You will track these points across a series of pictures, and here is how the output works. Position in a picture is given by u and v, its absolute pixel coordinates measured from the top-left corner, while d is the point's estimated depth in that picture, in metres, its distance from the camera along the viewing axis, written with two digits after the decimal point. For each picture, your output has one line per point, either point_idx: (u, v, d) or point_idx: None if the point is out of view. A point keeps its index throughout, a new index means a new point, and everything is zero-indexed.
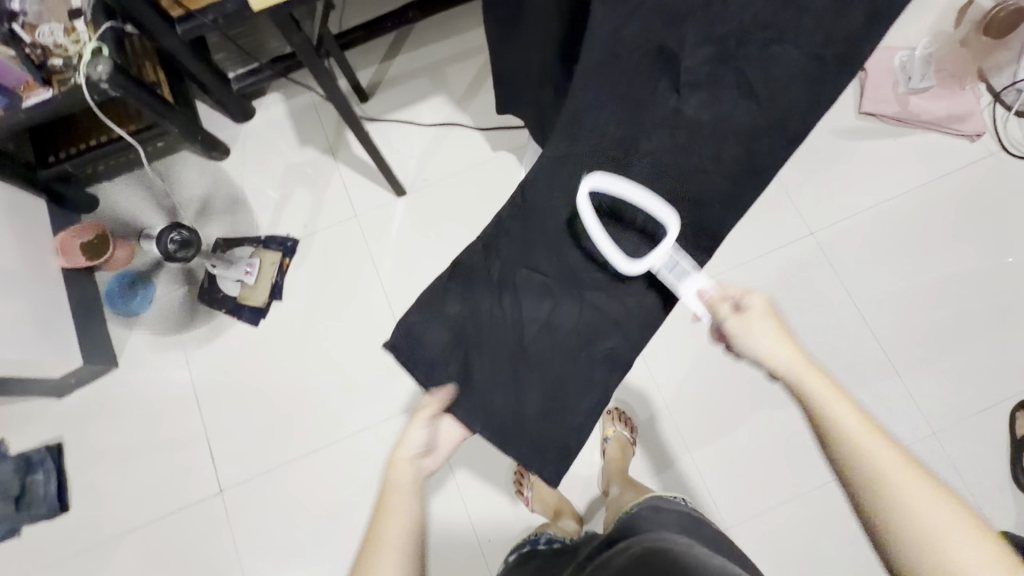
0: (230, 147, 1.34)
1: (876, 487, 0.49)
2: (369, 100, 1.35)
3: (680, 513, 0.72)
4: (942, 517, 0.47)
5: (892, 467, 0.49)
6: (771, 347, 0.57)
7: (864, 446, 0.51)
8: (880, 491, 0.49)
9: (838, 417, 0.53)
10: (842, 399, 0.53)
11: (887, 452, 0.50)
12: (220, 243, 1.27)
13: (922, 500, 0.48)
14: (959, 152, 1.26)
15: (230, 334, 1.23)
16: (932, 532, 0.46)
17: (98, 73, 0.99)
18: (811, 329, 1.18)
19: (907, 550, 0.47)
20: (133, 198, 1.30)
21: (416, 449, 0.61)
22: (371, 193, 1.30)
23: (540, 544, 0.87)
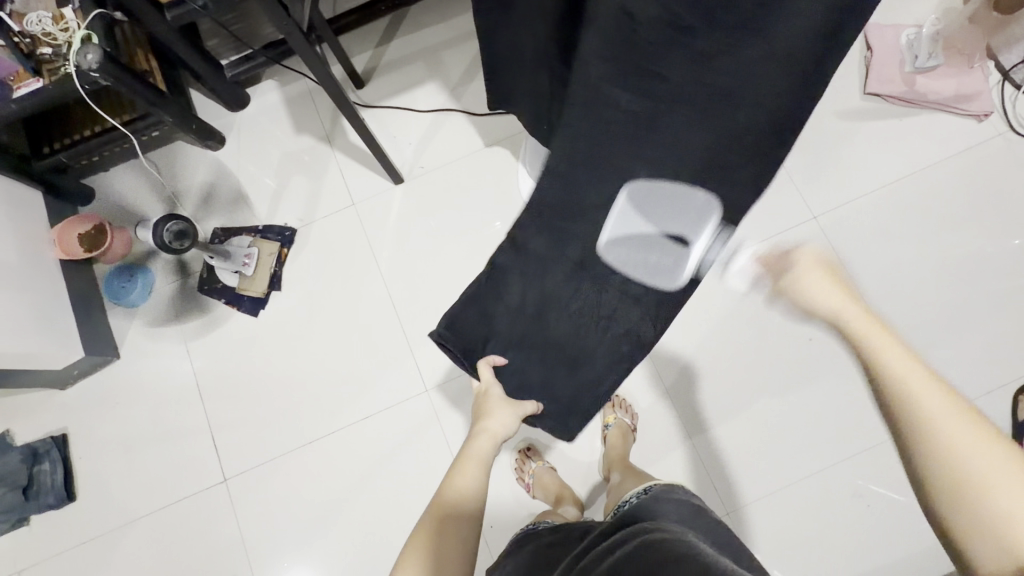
0: (225, 136, 1.33)
1: (979, 478, 0.47)
2: (365, 87, 1.33)
3: (682, 505, 0.72)
4: (978, 461, 0.47)
5: (939, 417, 0.50)
6: (827, 297, 0.63)
7: (960, 438, 0.49)
8: (982, 484, 0.47)
9: (934, 407, 0.51)
10: (904, 360, 0.55)
11: (938, 404, 0.51)
12: (218, 233, 1.27)
13: (967, 445, 0.48)
14: (967, 133, 1.24)
15: (230, 324, 1.24)
16: (978, 478, 0.47)
17: (89, 61, 0.97)
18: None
19: (958, 506, 0.48)
20: (129, 189, 1.29)
21: (494, 441, 0.81)
22: (368, 181, 1.29)
23: (537, 531, 0.86)
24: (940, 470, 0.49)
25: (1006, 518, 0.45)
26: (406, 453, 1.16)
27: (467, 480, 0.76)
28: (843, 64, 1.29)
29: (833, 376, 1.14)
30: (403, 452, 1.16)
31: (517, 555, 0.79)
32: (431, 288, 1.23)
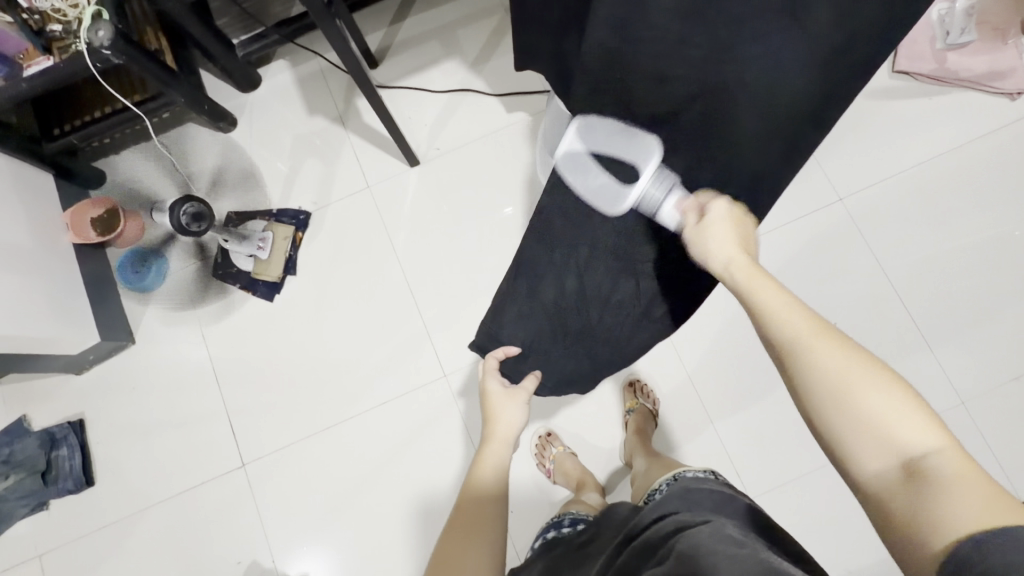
0: (237, 118, 1.30)
1: (834, 398, 0.46)
2: (379, 67, 1.30)
3: (715, 491, 0.70)
4: (880, 400, 0.45)
5: (844, 373, 0.46)
6: (721, 249, 0.58)
7: (861, 386, 0.45)
8: (837, 402, 0.46)
9: (801, 331, 0.50)
10: (776, 293, 0.53)
11: (836, 358, 0.47)
12: (230, 216, 1.25)
13: (858, 384, 0.45)
14: (998, 113, 1.20)
15: (246, 310, 1.22)
16: (855, 402, 0.45)
17: (100, 39, 0.95)
18: (838, 298, 1.15)
19: (861, 434, 0.44)
20: (141, 172, 1.27)
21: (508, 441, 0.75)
22: (383, 163, 1.26)
23: (565, 526, 0.87)
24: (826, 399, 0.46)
25: (936, 489, 0.40)
26: (425, 439, 1.15)
27: (486, 476, 0.70)
28: None
29: None
30: (422, 437, 1.15)
31: (549, 555, 0.78)
32: (449, 273, 1.21)
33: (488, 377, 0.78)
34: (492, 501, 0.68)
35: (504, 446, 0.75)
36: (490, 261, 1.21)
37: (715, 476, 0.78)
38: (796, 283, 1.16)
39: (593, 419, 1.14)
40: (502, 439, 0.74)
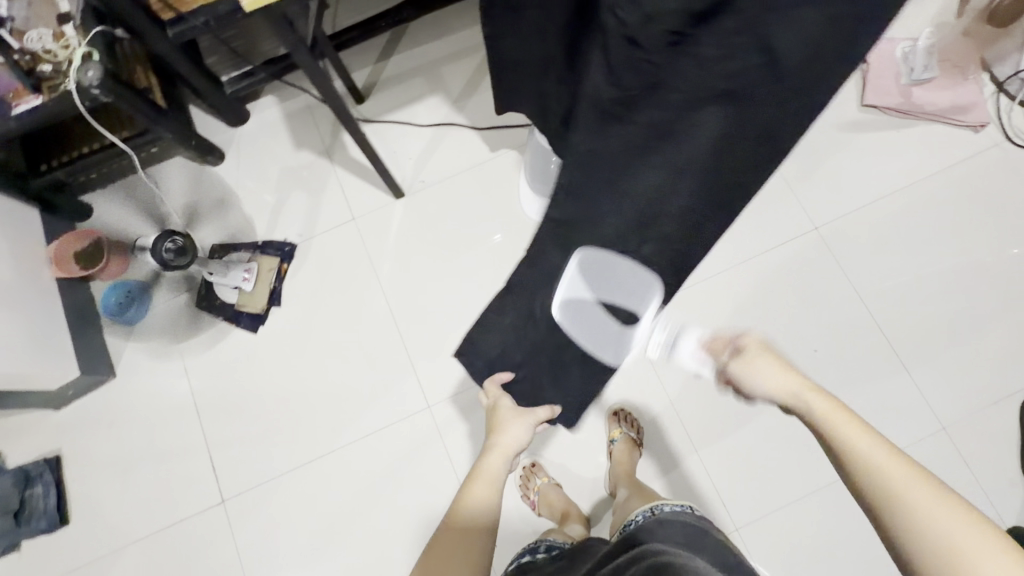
0: (225, 152, 1.33)
1: (902, 511, 0.49)
2: (365, 102, 1.33)
3: (685, 526, 0.70)
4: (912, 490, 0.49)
5: (884, 473, 0.52)
6: (773, 381, 0.65)
7: (911, 494, 0.49)
8: (904, 511, 0.49)
9: (857, 443, 0.55)
10: (831, 405, 0.60)
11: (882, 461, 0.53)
12: (216, 248, 1.25)
13: (905, 490, 0.50)
14: (963, 144, 1.25)
15: (230, 341, 1.22)
16: (914, 512, 0.48)
17: (89, 78, 0.97)
18: (817, 325, 1.17)
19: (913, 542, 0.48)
20: (127, 206, 1.28)
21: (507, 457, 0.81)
22: (370, 194, 1.28)
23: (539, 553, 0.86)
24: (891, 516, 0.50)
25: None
26: (408, 471, 1.14)
27: (480, 493, 0.75)
28: None
29: (837, 387, 1.14)
30: (406, 470, 1.14)
31: None
32: (434, 303, 1.22)
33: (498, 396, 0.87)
34: (486, 517, 0.72)
35: (502, 462, 0.81)
36: (474, 291, 1.22)
37: (691, 510, 0.78)
38: (774, 310, 1.18)
39: (578, 448, 1.14)
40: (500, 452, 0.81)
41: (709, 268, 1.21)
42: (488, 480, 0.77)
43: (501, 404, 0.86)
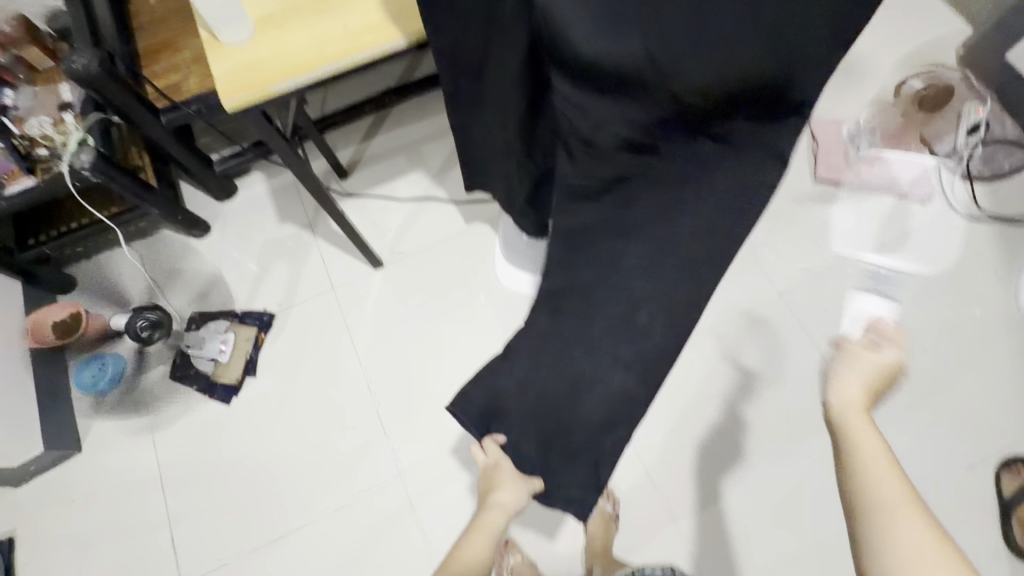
0: (210, 225, 1.37)
1: (885, 504, 0.56)
2: (348, 177, 1.40)
3: None
4: (907, 524, 0.54)
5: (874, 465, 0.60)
6: (847, 391, 0.68)
7: (885, 484, 0.58)
8: (889, 506, 0.56)
9: (866, 447, 0.62)
10: (860, 420, 0.65)
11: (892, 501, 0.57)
12: (195, 318, 1.27)
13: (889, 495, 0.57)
14: (910, 215, 1.33)
15: (201, 413, 1.21)
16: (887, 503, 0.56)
17: (82, 161, 1.03)
18: (786, 390, 1.19)
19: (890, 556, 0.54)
20: (109, 277, 1.30)
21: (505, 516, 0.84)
22: (350, 265, 1.32)
23: None
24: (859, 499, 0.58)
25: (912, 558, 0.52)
26: (378, 549, 1.10)
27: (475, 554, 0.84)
28: (793, 153, 1.40)
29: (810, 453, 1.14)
30: (376, 547, 1.10)
31: None
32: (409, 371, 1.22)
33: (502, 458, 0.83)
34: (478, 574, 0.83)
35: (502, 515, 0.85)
36: (449, 358, 1.23)
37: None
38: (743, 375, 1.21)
39: (554, 521, 1.11)
40: (499, 509, 0.84)
41: None
42: (484, 524, 0.85)
43: (502, 466, 0.83)
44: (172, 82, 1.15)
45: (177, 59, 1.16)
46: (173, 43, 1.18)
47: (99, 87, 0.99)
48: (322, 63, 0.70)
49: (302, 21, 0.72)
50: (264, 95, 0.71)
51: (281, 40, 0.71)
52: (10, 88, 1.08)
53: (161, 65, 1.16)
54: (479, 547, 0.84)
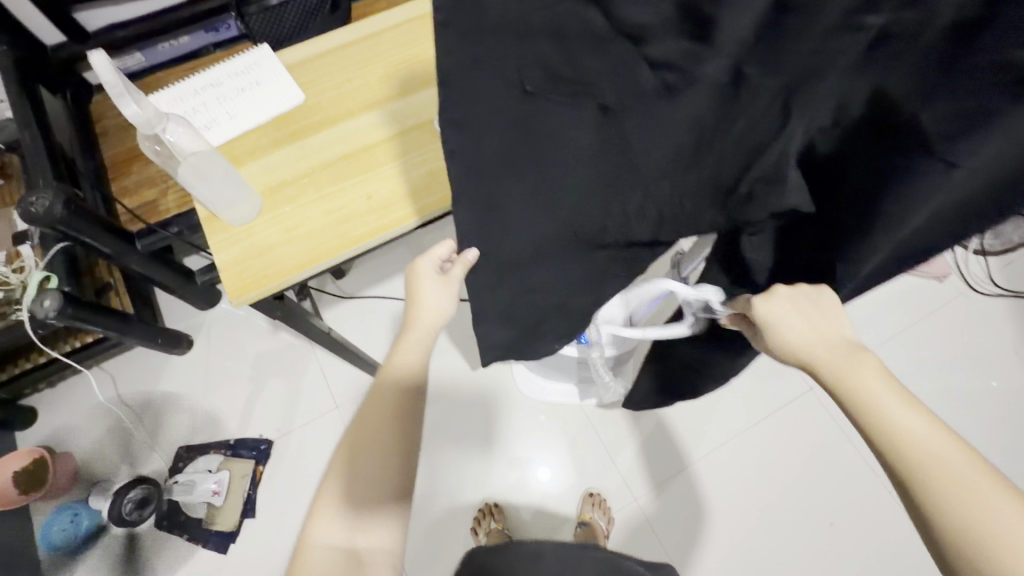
0: (193, 338, 1.23)
1: (911, 459, 0.38)
2: (345, 276, 1.26)
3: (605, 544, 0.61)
4: (922, 434, 0.38)
5: (882, 406, 0.40)
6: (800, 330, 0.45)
7: (905, 432, 0.39)
8: (916, 465, 0.37)
9: (870, 387, 0.41)
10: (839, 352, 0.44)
11: (874, 383, 0.41)
12: (130, 483, 1.08)
13: (905, 430, 0.39)
14: (930, 295, 1.31)
15: (192, 567, 1.06)
16: (911, 458, 0.38)
17: (45, 309, 0.87)
18: (841, 491, 1.08)
19: (914, 487, 0.37)
20: (78, 410, 1.16)
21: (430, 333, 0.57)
22: (351, 379, 1.20)
23: None
24: (903, 456, 0.38)
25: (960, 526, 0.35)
26: None
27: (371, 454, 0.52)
28: None
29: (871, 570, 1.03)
30: None
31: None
32: (425, 501, 1.11)
33: (420, 255, 0.56)
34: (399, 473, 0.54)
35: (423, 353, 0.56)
36: (470, 478, 1.12)
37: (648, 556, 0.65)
38: (794, 485, 1.09)
39: None
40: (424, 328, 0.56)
41: (719, 435, 1.13)
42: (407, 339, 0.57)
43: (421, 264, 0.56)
44: (147, 198, 1.03)
45: (150, 170, 1.04)
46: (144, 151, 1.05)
47: (65, 227, 0.86)
48: (342, 249, 0.61)
49: (318, 193, 0.62)
50: (282, 282, 0.60)
51: (294, 218, 0.62)
52: None
53: (133, 178, 1.04)
54: (383, 399, 0.54)
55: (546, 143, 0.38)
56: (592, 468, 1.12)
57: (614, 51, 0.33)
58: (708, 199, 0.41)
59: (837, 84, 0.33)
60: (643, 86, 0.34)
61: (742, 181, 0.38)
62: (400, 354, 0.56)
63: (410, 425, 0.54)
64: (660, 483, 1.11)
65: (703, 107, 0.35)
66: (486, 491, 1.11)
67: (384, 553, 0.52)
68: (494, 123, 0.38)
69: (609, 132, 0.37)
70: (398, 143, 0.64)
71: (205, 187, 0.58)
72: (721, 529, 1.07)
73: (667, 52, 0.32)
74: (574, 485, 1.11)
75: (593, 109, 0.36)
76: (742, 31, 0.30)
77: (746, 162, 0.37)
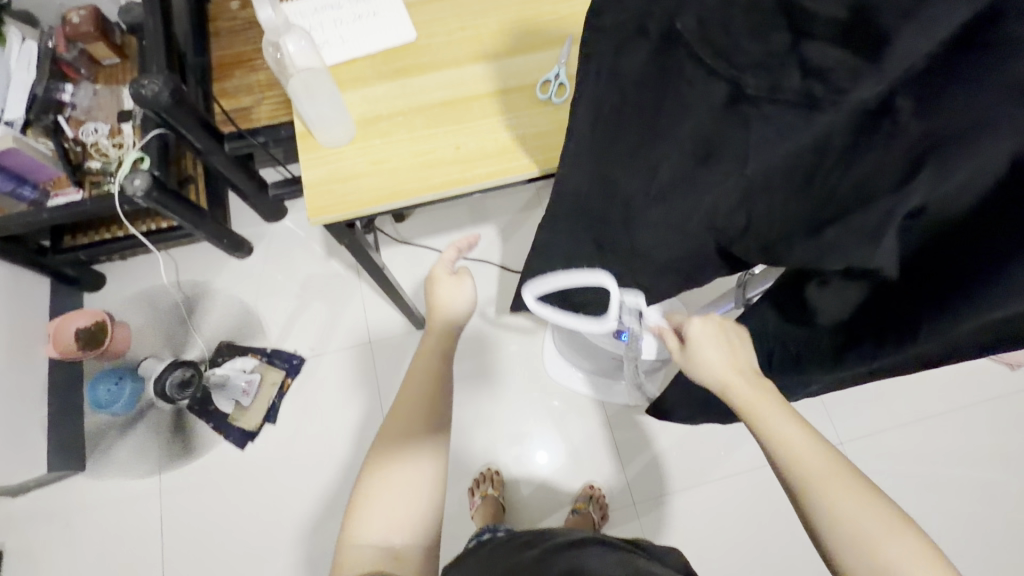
0: (253, 245, 1.29)
1: (822, 503, 0.43)
2: (403, 221, 1.28)
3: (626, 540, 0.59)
4: (821, 469, 0.44)
5: (793, 447, 0.45)
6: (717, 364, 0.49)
7: (815, 478, 0.43)
8: (829, 513, 0.42)
9: (782, 432, 0.46)
10: (751, 392, 0.48)
11: (784, 428, 0.46)
12: (173, 364, 1.16)
13: (810, 472, 0.44)
14: (1000, 382, 1.17)
15: (211, 453, 1.14)
16: (824, 501, 0.43)
17: (134, 187, 0.94)
18: None
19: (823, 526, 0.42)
20: (141, 287, 1.25)
21: (454, 326, 0.61)
22: (388, 320, 1.23)
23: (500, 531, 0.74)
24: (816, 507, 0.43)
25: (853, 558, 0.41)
26: None
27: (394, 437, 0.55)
28: None
29: None
30: None
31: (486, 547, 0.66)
32: None
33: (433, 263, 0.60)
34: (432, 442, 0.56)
35: (446, 342, 0.61)
36: (479, 441, 1.15)
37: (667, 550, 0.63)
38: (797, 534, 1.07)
39: None
40: (441, 328, 0.61)
41: (733, 465, 1.11)
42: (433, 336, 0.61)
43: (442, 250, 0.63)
44: (242, 104, 1.06)
45: (251, 79, 1.07)
46: (250, 59, 1.08)
47: (166, 115, 0.91)
48: (420, 191, 0.62)
49: (409, 133, 0.63)
50: (357, 213, 0.62)
51: (382, 152, 0.63)
52: (71, 84, 1.02)
53: (233, 82, 1.07)
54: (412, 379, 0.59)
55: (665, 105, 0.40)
56: (598, 462, 1.13)
57: (771, 43, 0.33)
58: (794, 231, 0.38)
59: (991, 145, 0.30)
60: (785, 90, 0.33)
61: (838, 224, 0.36)
62: (426, 354, 0.61)
63: (443, 415, 0.58)
64: (662, 495, 1.10)
65: (841, 131, 0.33)
66: (491, 457, 1.14)
67: (422, 527, 0.52)
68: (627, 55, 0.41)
69: (729, 127, 0.37)
70: (497, 100, 0.64)
71: (309, 103, 0.59)
72: (712, 556, 1.06)
73: (827, 57, 0.31)
74: (577, 473, 1.13)
75: (721, 97, 0.36)
76: (919, 51, 0.30)
77: (851, 205, 0.35)
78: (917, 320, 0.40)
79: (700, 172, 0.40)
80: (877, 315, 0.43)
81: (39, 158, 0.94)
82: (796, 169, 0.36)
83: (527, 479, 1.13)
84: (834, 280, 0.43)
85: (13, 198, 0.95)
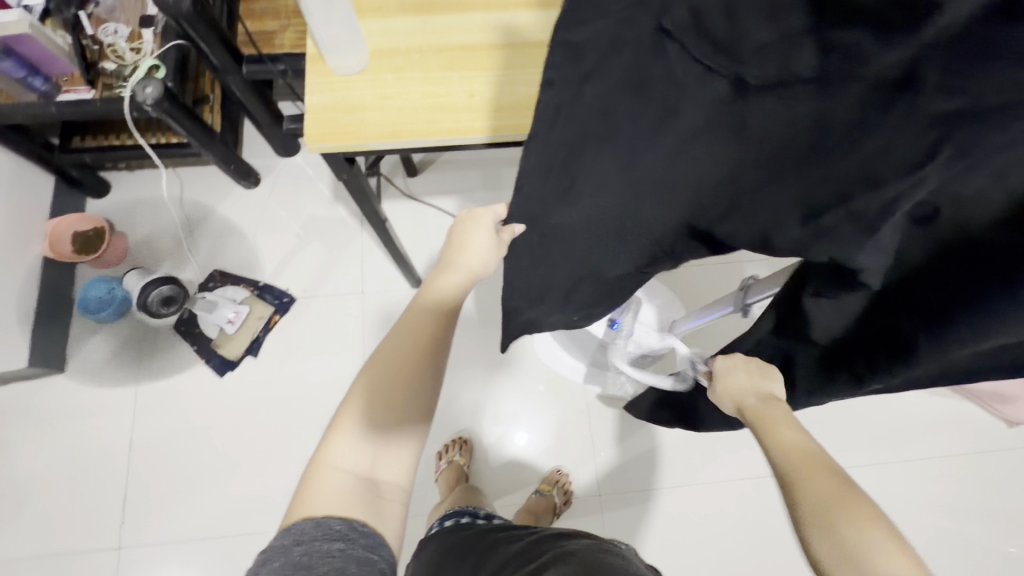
0: (261, 177, 1.27)
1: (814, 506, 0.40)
2: (415, 176, 1.26)
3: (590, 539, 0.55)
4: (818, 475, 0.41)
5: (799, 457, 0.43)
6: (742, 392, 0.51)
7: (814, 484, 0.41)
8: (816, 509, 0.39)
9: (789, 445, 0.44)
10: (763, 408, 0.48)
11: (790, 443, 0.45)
12: (161, 280, 1.13)
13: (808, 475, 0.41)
14: (994, 437, 1.14)
15: (189, 376, 1.14)
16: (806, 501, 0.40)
17: (145, 94, 0.91)
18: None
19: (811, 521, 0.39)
20: (143, 201, 1.24)
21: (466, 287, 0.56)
22: (385, 274, 1.21)
23: (475, 516, 0.71)
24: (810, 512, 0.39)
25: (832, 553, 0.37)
26: None
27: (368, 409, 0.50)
28: None
29: None
30: None
31: (448, 539, 0.63)
32: None
33: (481, 208, 0.56)
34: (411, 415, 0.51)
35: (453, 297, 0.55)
36: (455, 408, 1.14)
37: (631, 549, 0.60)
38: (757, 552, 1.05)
39: None
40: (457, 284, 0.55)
41: (705, 473, 1.09)
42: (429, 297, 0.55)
43: (481, 214, 0.56)
44: (267, 28, 1.05)
45: (279, 2, 1.05)
46: None
47: (186, 24, 0.88)
48: (422, 134, 0.59)
49: (423, 72, 0.60)
50: (355, 148, 0.59)
51: (390, 88, 0.60)
52: None
53: (261, 4, 1.05)
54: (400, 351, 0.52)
55: (642, 119, 0.40)
56: (570, 448, 1.12)
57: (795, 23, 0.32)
58: (783, 221, 0.37)
59: None
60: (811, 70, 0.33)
61: (839, 208, 0.33)
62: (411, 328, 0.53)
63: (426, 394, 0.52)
64: (629, 492, 1.09)
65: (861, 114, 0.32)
66: (465, 425, 1.13)
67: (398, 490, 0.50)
68: (588, 83, 0.41)
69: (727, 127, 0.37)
70: (513, 52, 0.61)
71: (321, 24, 0.56)
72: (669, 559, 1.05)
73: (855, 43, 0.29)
74: (547, 456, 1.12)
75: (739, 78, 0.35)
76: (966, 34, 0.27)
77: (854, 187, 0.32)
78: (913, 339, 0.38)
79: (689, 162, 0.40)
80: (870, 329, 0.42)
81: (53, 50, 0.92)
82: (796, 142, 0.34)
83: (498, 454, 1.12)
84: (830, 289, 0.41)
85: (23, 86, 0.95)
